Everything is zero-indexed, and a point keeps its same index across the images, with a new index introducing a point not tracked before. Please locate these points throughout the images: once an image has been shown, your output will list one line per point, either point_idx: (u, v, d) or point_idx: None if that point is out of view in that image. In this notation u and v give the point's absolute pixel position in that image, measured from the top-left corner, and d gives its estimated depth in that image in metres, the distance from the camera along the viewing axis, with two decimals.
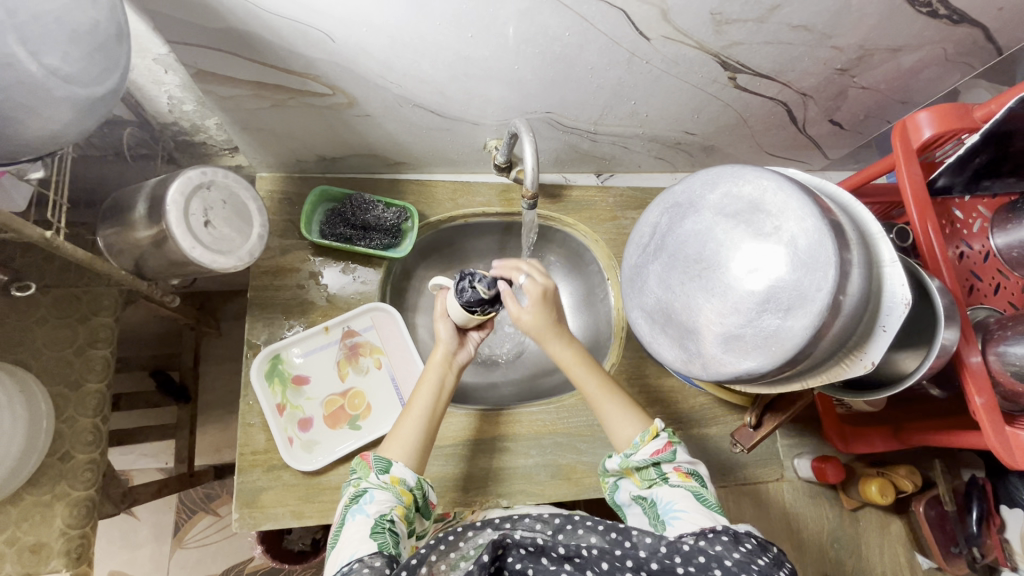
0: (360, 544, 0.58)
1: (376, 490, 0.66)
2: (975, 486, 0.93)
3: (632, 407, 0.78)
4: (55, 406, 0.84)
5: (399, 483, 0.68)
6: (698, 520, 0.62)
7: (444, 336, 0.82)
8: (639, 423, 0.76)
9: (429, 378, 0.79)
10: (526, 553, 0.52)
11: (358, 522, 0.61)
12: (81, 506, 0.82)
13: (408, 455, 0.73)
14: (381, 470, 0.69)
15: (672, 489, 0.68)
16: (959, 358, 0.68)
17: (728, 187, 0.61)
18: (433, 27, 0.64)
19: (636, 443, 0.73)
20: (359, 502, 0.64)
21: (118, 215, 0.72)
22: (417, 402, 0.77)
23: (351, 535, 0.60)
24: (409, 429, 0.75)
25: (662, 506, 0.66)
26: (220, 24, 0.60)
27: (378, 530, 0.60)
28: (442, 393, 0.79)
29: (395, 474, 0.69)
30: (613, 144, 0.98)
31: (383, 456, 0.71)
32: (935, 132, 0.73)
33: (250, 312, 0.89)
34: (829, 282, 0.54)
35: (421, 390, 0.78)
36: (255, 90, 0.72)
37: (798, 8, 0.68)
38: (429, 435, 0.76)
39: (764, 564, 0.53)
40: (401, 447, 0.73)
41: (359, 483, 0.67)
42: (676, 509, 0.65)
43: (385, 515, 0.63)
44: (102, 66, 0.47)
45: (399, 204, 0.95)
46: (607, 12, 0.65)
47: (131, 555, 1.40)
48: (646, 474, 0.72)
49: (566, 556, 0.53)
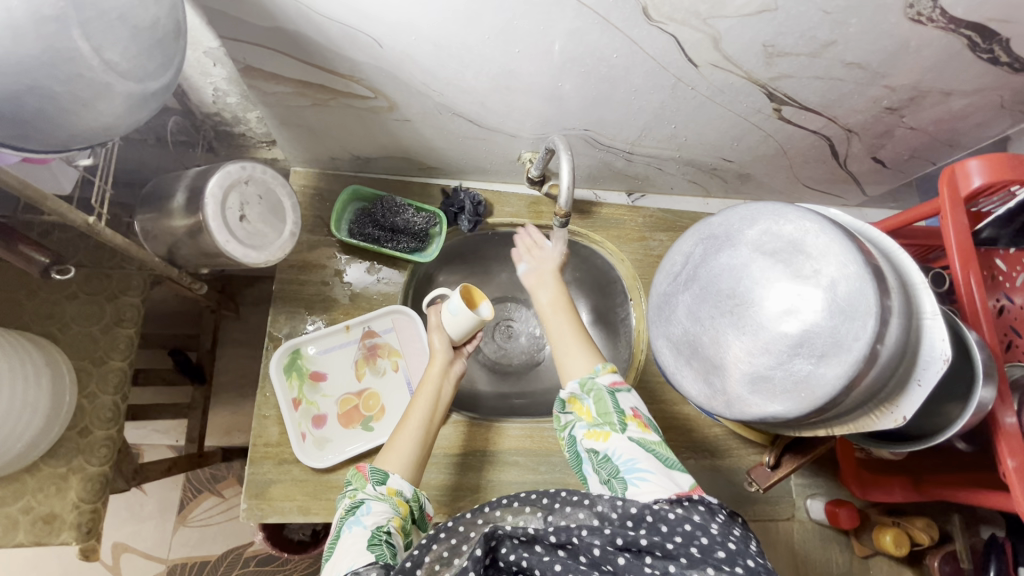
0: (356, 556, 0.56)
1: (375, 501, 0.64)
2: (994, 545, 0.89)
3: (588, 344, 0.74)
4: (78, 380, 0.86)
5: (396, 495, 0.66)
6: (665, 484, 0.58)
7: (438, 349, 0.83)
8: (592, 359, 0.73)
9: (425, 391, 0.78)
10: (519, 542, 0.53)
11: (355, 535, 0.59)
12: (94, 481, 0.83)
13: (404, 464, 0.70)
14: (377, 482, 0.66)
15: (630, 443, 0.63)
16: (992, 418, 0.66)
17: (768, 225, 0.60)
18: (481, 39, 0.64)
19: (596, 370, 0.70)
20: (355, 514, 0.62)
21: (154, 202, 0.73)
22: (413, 413, 0.76)
23: (348, 547, 0.57)
24: (405, 440, 0.73)
25: (624, 464, 0.61)
26: (272, 23, 0.61)
27: (374, 542, 0.57)
28: (438, 406, 0.78)
29: (392, 486, 0.67)
30: (648, 165, 0.97)
31: (379, 467, 0.70)
32: (985, 182, 0.71)
33: (273, 305, 0.90)
34: (867, 332, 0.53)
35: (418, 400, 0.77)
36: (299, 88, 0.73)
37: (854, 46, 0.67)
38: (426, 446, 0.74)
39: (739, 534, 0.54)
40: (397, 457, 0.71)
41: (355, 495, 0.65)
42: (640, 470, 0.60)
43: (382, 527, 0.60)
44: (158, 62, 0.47)
45: (429, 210, 0.95)
46: (657, 37, 0.64)
47: (136, 528, 1.42)
48: (602, 412, 0.66)
49: (558, 544, 0.54)
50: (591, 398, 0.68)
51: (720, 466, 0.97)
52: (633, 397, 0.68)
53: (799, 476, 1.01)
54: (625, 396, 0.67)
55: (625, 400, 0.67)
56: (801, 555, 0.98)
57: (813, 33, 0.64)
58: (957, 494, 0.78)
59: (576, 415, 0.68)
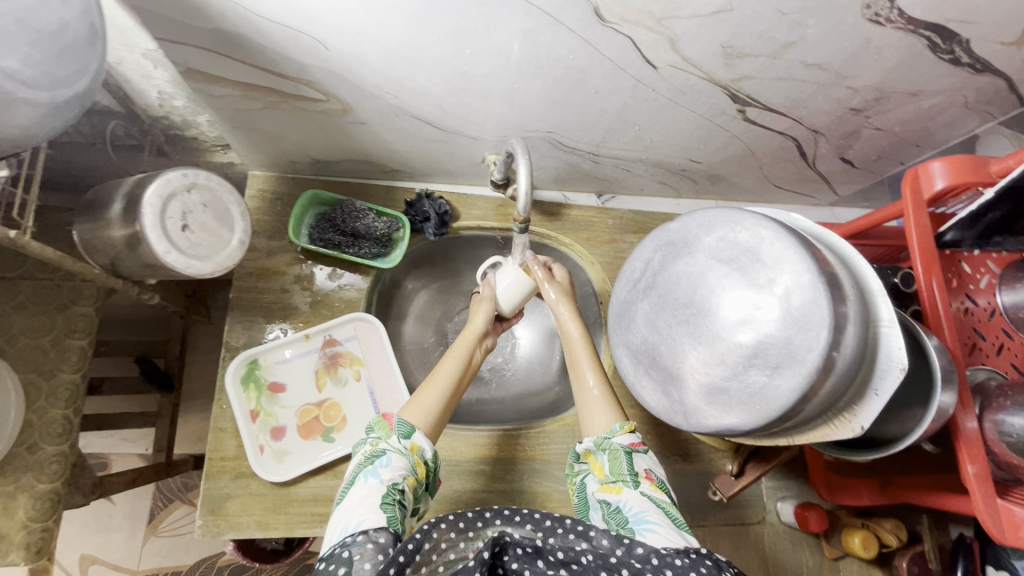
0: (369, 513, 0.55)
1: (395, 455, 0.62)
2: (963, 545, 0.90)
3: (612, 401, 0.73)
4: (26, 396, 0.82)
5: (418, 452, 0.64)
6: (673, 536, 0.57)
7: (480, 319, 0.82)
8: (614, 413, 0.72)
9: (457, 352, 0.75)
10: (524, 553, 0.50)
11: (369, 486, 0.58)
12: (45, 499, 0.80)
13: (424, 416, 0.67)
14: (403, 435, 0.64)
15: (640, 497, 0.63)
16: (954, 423, 0.65)
17: (725, 231, 0.58)
18: (430, 40, 0.62)
19: (613, 429, 0.70)
20: (373, 463, 0.60)
21: (94, 211, 0.70)
22: (443, 369, 0.72)
23: (361, 499, 0.57)
24: (432, 395, 0.69)
25: (633, 515, 0.61)
26: (209, 25, 0.58)
27: (389, 501, 0.57)
28: (466, 369, 0.75)
29: (416, 442, 0.64)
30: (616, 167, 0.95)
31: (404, 420, 0.66)
32: (948, 184, 0.70)
33: (230, 314, 0.87)
34: (822, 343, 0.51)
35: (448, 360, 0.73)
36: (246, 91, 0.70)
37: (814, 46, 0.65)
38: (450, 406, 0.71)
39: None
40: (423, 411, 0.68)
41: (377, 443, 0.63)
42: (648, 522, 0.59)
43: (398, 485, 0.59)
44: (70, 68, 0.45)
45: (390, 214, 0.93)
46: (613, 38, 0.62)
47: (104, 539, 1.39)
48: (616, 470, 0.66)
49: (563, 562, 0.51)
50: (606, 454, 0.68)
51: (691, 470, 0.96)
52: (650, 458, 0.68)
53: (770, 479, 1.00)
54: (641, 457, 0.68)
55: (641, 462, 0.67)
56: (772, 559, 0.97)
57: (771, 34, 0.63)
58: (925, 499, 0.78)
59: (591, 467, 0.70)
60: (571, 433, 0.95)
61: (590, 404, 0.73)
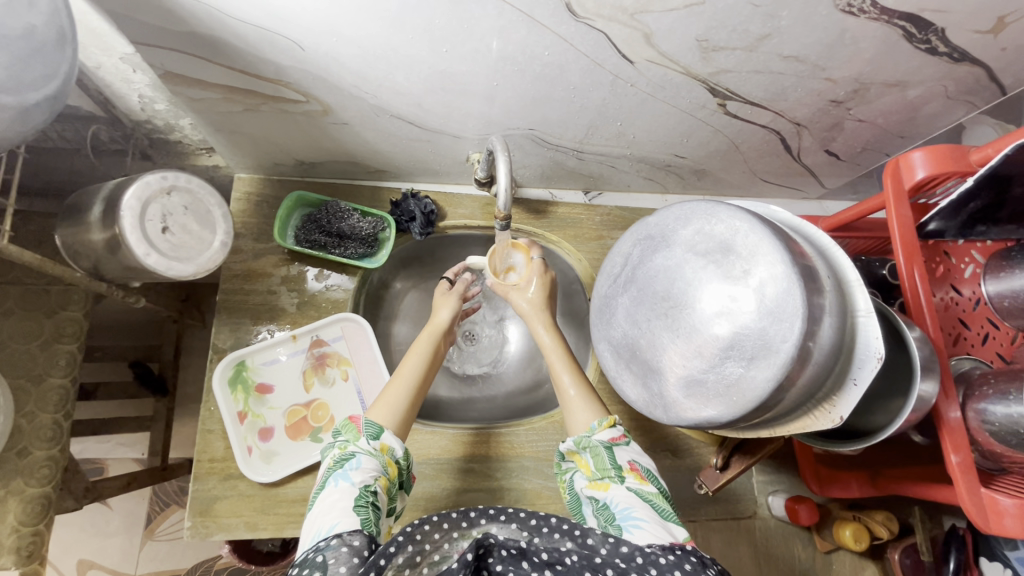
0: (343, 517, 0.55)
1: (365, 455, 0.62)
2: (954, 537, 0.90)
3: (590, 398, 0.75)
4: (15, 401, 0.82)
5: (387, 452, 0.65)
6: (659, 532, 0.57)
7: (444, 313, 0.84)
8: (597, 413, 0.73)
9: (419, 349, 0.77)
10: (508, 555, 0.49)
11: (341, 490, 0.58)
12: (35, 503, 0.80)
13: (388, 414, 0.69)
14: (371, 437, 0.65)
15: (626, 492, 0.63)
16: (937, 413, 0.65)
17: (701, 224, 0.58)
18: (405, 39, 0.62)
19: (592, 427, 0.71)
20: (343, 466, 0.61)
21: (77, 215, 0.71)
22: (406, 367, 0.74)
23: (333, 503, 0.56)
24: (398, 394, 0.71)
25: (620, 511, 0.61)
26: (183, 28, 0.58)
27: (362, 504, 0.57)
28: (432, 364, 0.77)
29: (385, 442, 0.65)
30: (601, 163, 0.95)
31: (372, 421, 0.68)
32: (928, 175, 0.69)
33: (217, 316, 0.87)
34: (796, 333, 0.51)
35: (411, 357, 0.76)
36: (226, 94, 0.71)
37: (789, 38, 0.65)
38: (417, 402, 0.73)
39: None
40: (388, 411, 0.69)
41: (345, 447, 0.64)
42: (634, 518, 0.59)
43: (369, 486, 0.59)
44: (39, 72, 0.46)
45: (375, 214, 0.93)
46: (587, 34, 0.62)
47: (101, 544, 1.39)
48: (601, 467, 0.66)
49: (547, 563, 0.49)
50: (588, 453, 0.68)
51: (681, 465, 0.96)
52: (633, 450, 0.69)
53: (761, 473, 1.00)
54: (623, 450, 0.68)
55: (622, 454, 0.67)
56: (762, 551, 0.98)
57: (746, 26, 0.63)
58: (913, 490, 0.79)
59: (577, 464, 0.70)
60: (560, 430, 0.95)
61: (570, 405, 0.75)
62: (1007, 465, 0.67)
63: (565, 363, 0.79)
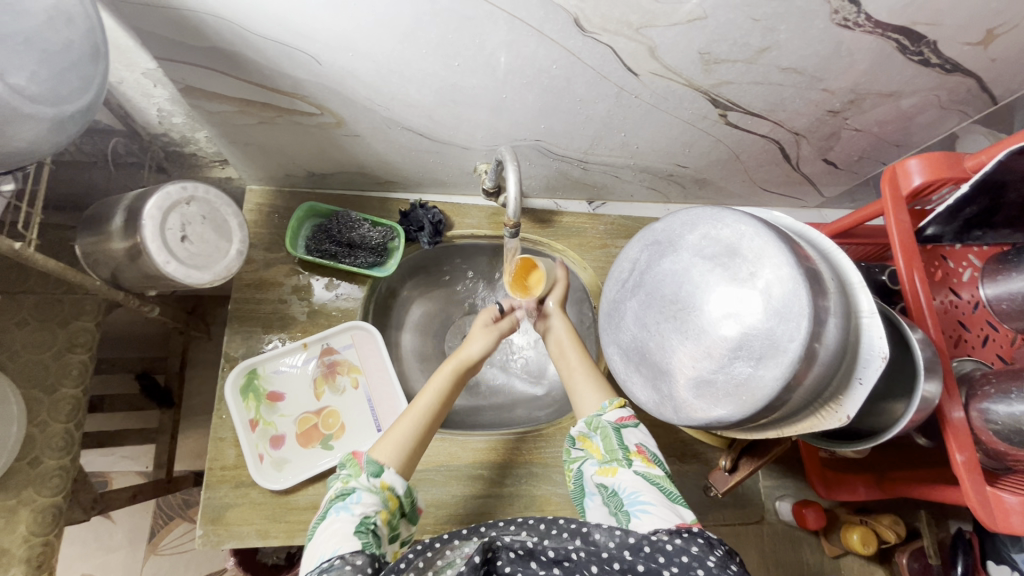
0: (343, 541, 0.55)
1: (365, 491, 0.61)
2: (962, 540, 0.87)
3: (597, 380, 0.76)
4: (28, 410, 0.81)
5: (387, 489, 0.63)
6: (667, 514, 0.58)
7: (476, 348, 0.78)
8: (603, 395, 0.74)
9: (435, 384, 0.74)
10: (516, 557, 0.51)
11: (342, 519, 0.57)
12: (46, 513, 0.79)
13: (395, 457, 0.67)
14: (371, 474, 0.63)
15: (634, 477, 0.64)
16: (941, 413, 0.65)
17: (708, 229, 0.60)
18: (419, 54, 0.64)
19: (603, 407, 0.72)
20: (344, 500, 0.60)
21: (97, 225, 0.73)
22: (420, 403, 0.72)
23: (333, 531, 0.56)
24: (405, 428, 0.69)
25: (628, 497, 0.62)
26: (205, 43, 0.60)
27: (362, 529, 0.56)
28: (448, 400, 0.74)
29: (386, 479, 0.63)
30: (605, 173, 0.97)
31: (374, 458, 0.66)
32: (925, 180, 0.71)
33: (229, 325, 0.88)
34: (802, 333, 0.53)
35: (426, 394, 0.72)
36: (241, 107, 0.73)
37: (788, 51, 0.68)
38: (422, 442, 0.70)
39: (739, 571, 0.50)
40: (394, 451, 0.67)
41: (348, 480, 0.63)
42: (642, 502, 0.60)
43: (370, 518, 0.58)
44: (73, 85, 0.49)
45: (385, 223, 0.96)
46: (594, 48, 0.65)
47: (105, 558, 1.38)
48: (609, 449, 0.67)
49: (555, 560, 0.50)
50: (599, 435, 0.69)
51: (688, 470, 0.97)
52: (642, 433, 0.69)
53: (768, 477, 1.01)
54: (631, 432, 0.69)
55: (631, 437, 0.68)
56: (772, 557, 0.97)
57: (746, 39, 0.65)
58: (916, 491, 0.78)
59: (587, 451, 0.70)
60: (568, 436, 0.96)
61: (579, 385, 0.76)
62: (1012, 465, 0.68)
63: (573, 346, 0.81)
